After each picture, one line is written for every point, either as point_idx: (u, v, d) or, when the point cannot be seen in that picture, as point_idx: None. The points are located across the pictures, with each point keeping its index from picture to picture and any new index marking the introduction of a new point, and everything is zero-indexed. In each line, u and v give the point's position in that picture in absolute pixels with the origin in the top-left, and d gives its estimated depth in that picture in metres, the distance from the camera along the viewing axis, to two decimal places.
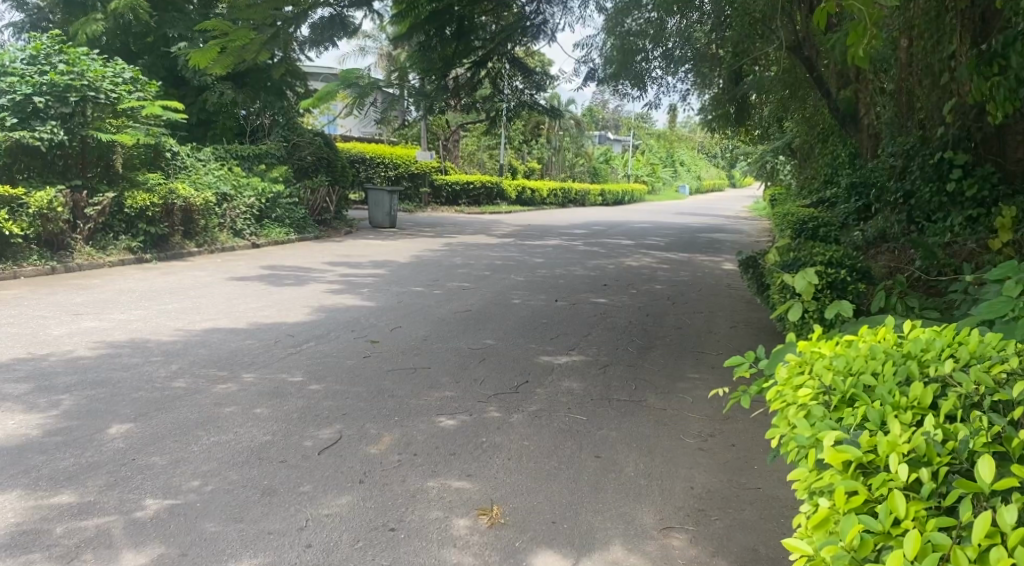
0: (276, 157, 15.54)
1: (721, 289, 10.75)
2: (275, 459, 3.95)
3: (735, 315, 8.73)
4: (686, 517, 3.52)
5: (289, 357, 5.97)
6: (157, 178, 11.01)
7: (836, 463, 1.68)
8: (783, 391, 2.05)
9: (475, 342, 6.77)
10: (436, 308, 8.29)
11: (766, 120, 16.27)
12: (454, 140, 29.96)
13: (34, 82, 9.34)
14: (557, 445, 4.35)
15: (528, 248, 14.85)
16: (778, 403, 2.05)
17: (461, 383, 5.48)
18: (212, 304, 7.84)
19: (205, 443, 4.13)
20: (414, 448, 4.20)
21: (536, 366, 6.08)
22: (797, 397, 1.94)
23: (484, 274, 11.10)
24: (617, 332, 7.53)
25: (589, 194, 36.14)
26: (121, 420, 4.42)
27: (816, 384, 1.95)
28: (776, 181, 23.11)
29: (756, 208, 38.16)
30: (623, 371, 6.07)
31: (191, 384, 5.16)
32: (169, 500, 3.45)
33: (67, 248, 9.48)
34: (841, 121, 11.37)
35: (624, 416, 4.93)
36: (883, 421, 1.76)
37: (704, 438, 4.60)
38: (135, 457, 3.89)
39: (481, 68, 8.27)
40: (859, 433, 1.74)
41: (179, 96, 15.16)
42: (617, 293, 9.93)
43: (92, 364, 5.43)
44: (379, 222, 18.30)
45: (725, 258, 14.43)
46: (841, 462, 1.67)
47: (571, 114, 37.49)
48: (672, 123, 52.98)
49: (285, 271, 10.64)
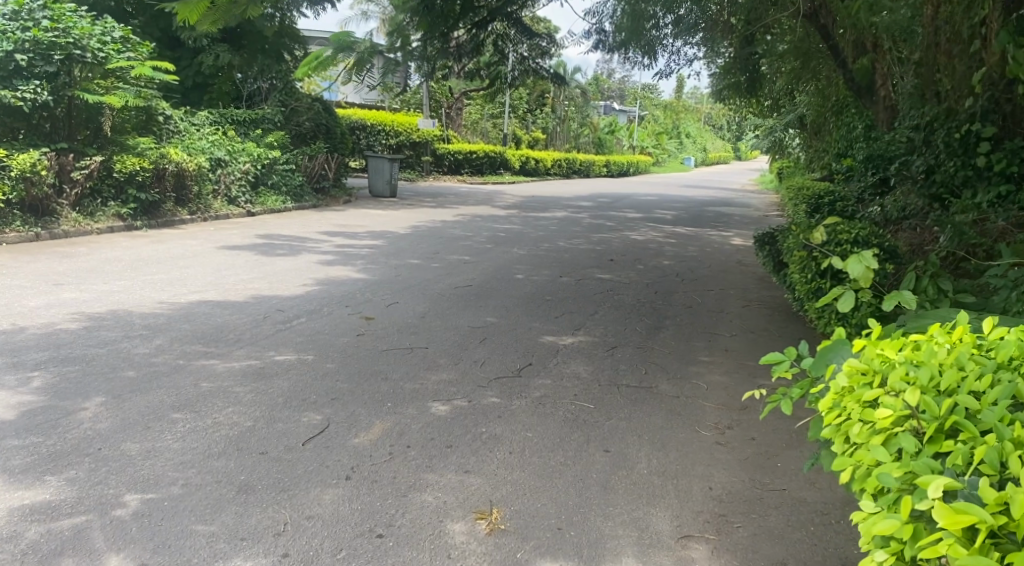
0: (272, 122, 15.05)
1: (731, 265, 10.37)
2: (253, 451, 3.61)
3: (746, 294, 8.36)
4: (707, 524, 3.20)
5: (278, 334, 5.62)
6: (148, 142, 10.55)
7: (955, 528, 1.44)
8: (852, 408, 1.79)
9: (476, 319, 6.42)
10: (434, 282, 7.92)
11: (778, 92, 15.74)
12: (457, 108, 29.31)
13: (15, 38, 8.74)
14: (563, 437, 4.02)
15: (532, 220, 14.46)
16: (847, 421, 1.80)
17: (460, 365, 5.13)
18: (200, 275, 7.46)
19: (182, 430, 3.78)
20: (406, 438, 3.86)
21: (540, 347, 5.73)
22: (879, 423, 1.69)
23: (486, 247, 10.71)
24: (624, 311, 7.17)
25: (594, 164, 35.56)
26: (94, 401, 4.06)
27: (900, 405, 1.69)
28: (782, 155, 22.60)
29: (763, 179, 37.56)
30: (632, 353, 5.73)
31: (171, 362, 4.80)
32: (149, 494, 3.14)
33: (52, 213, 9.04)
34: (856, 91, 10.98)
35: (634, 403, 4.61)
36: (1001, 464, 1.52)
37: (721, 430, 4.28)
38: (104, 444, 3.55)
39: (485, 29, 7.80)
40: (977, 482, 1.50)
41: (174, 58, 14.63)
42: (624, 269, 9.55)
43: (68, 338, 5.06)
44: (379, 191, 17.86)
45: (734, 233, 14.03)
46: (961, 526, 1.44)
47: (576, 82, 36.76)
48: (680, 92, 52.01)
49: (280, 240, 10.26)
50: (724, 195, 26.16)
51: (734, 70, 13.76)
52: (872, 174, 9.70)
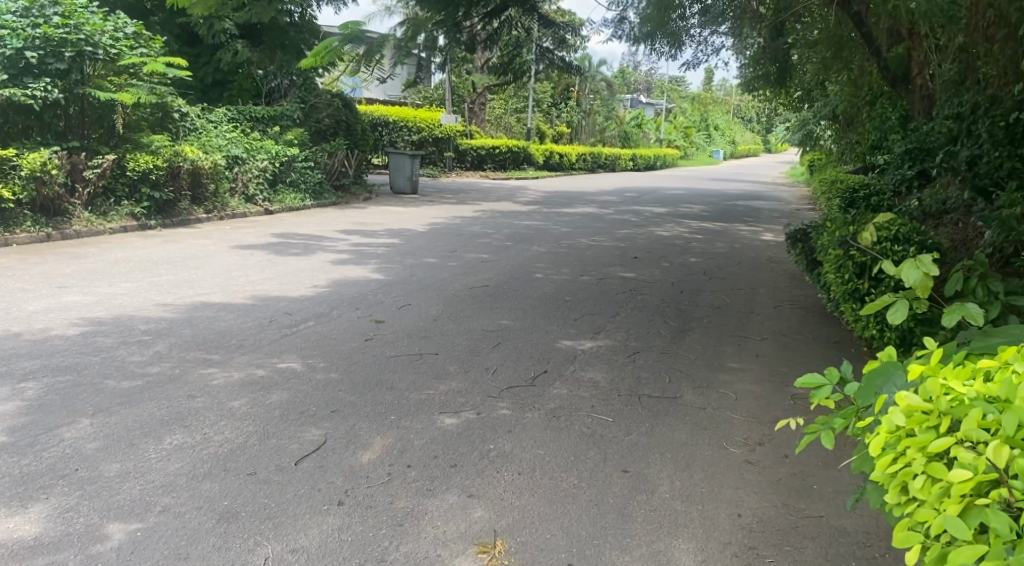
0: (291, 119, 14.89)
1: (761, 262, 9.95)
2: (241, 471, 3.35)
3: (777, 293, 7.96)
4: (734, 559, 2.88)
5: (283, 339, 5.38)
6: (163, 140, 10.41)
7: None
8: (917, 464, 1.53)
9: (491, 323, 6.12)
10: (450, 282, 7.64)
11: (808, 82, 15.21)
12: (481, 102, 28.96)
13: (26, 35, 8.59)
14: (578, 454, 3.72)
15: (554, 216, 14.13)
16: (912, 478, 1.54)
17: (471, 373, 4.84)
18: (210, 275, 7.26)
19: (168, 448, 3.53)
20: (408, 457, 3.58)
21: (557, 352, 5.42)
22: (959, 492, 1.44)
23: (506, 244, 10.41)
24: (648, 312, 6.83)
25: (619, 159, 35.07)
26: (80, 414, 3.83)
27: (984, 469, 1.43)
28: (813, 147, 21.96)
29: (795, 172, 36.68)
30: (654, 359, 5.39)
31: (167, 370, 4.57)
32: (131, 523, 2.88)
33: (65, 213, 8.90)
34: (891, 82, 10.65)
35: (656, 416, 4.30)
36: None
37: (751, 447, 3.97)
38: (82, 465, 3.31)
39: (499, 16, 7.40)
40: None
41: (193, 56, 14.53)
42: (648, 267, 9.18)
43: (64, 345, 4.86)
44: (400, 187, 17.65)
45: (764, 228, 13.57)
46: None
47: (601, 75, 36.24)
48: (708, 83, 51.12)
49: (296, 239, 10.05)
50: (753, 189, 25.53)
51: (764, 60, 13.27)
52: (909, 167, 9.30)
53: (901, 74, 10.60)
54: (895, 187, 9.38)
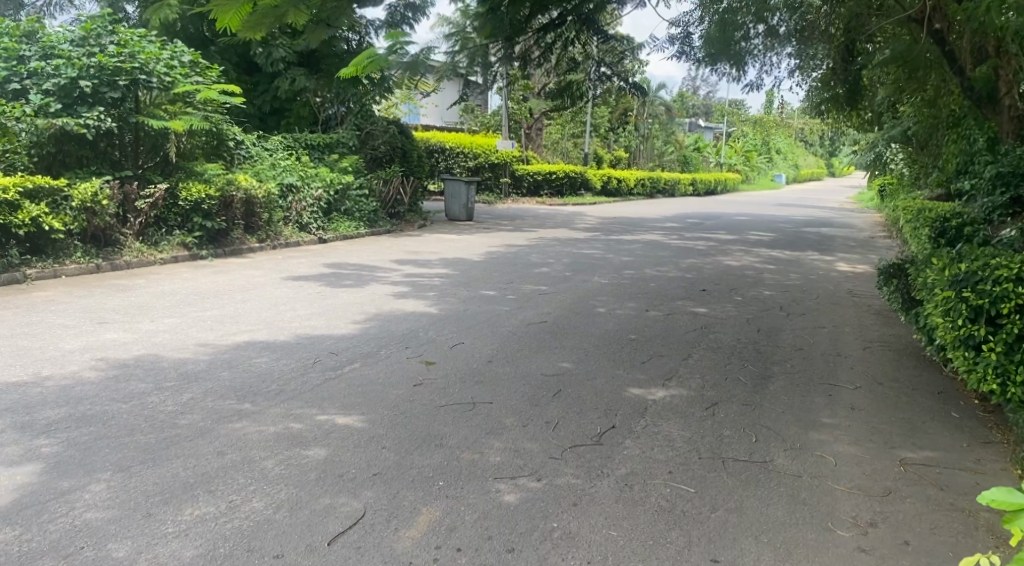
0: (347, 146, 14.76)
1: (843, 297, 9.18)
2: (266, 553, 2.90)
3: (865, 333, 7.23)
4: None
5: (325, 384, 4.95)
6: (216, 169, 10.33)
7: None
8: None
9: (550, 366, 5.60)
10: (506, 318, 7.16)
11: (879, 107, 14.12)
12: (537, 128, 28.64)
13: (80, 64, 8.54)
14: (657, 538, 3.16)
15: (615, 244, 13.54)
16: None
17: (530, 429, 4.31)
18: (255, 310, 6.93)
19: (188, 519, 3.12)
20: (457, 537, 3.08)
21: (625, 403, 4.86)
22: None
23: (565, 275, 9.89)
24: (723, 355, 6.20)
25: (678, 184, 34.33)
26: (98, 476, 3.45)
27: None
28: (884, 173, 20.91)
29: (862, 197, 36.38)
30: (736, 413, 4.78)
31: (197, 423, 4.17)
32: None
33: (115, 244, 8.77)
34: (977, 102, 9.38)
35: (745, 486, 3.71)
36: None
37: (863, 529, 3.35)
38: (89, 542, 2.91)
39: (551, 32, 6.79)
40: None
41: (252, 84, 14.66)
42: (719, 301, 8.54)
43: (92, 392, 4.52)
44: (455, 214, 17.33)
45: (840, 258, 12.72)
46: None
47: (659, 99, 35.67)
48: (770, 106, 49.97)
49: (348, 270, 9.73)
50: (819, 215, 24.49)
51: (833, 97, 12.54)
52: (1003, 194, 10.10)
53: (987, 94, 9.42)
54: (987, 214, 10.08)
